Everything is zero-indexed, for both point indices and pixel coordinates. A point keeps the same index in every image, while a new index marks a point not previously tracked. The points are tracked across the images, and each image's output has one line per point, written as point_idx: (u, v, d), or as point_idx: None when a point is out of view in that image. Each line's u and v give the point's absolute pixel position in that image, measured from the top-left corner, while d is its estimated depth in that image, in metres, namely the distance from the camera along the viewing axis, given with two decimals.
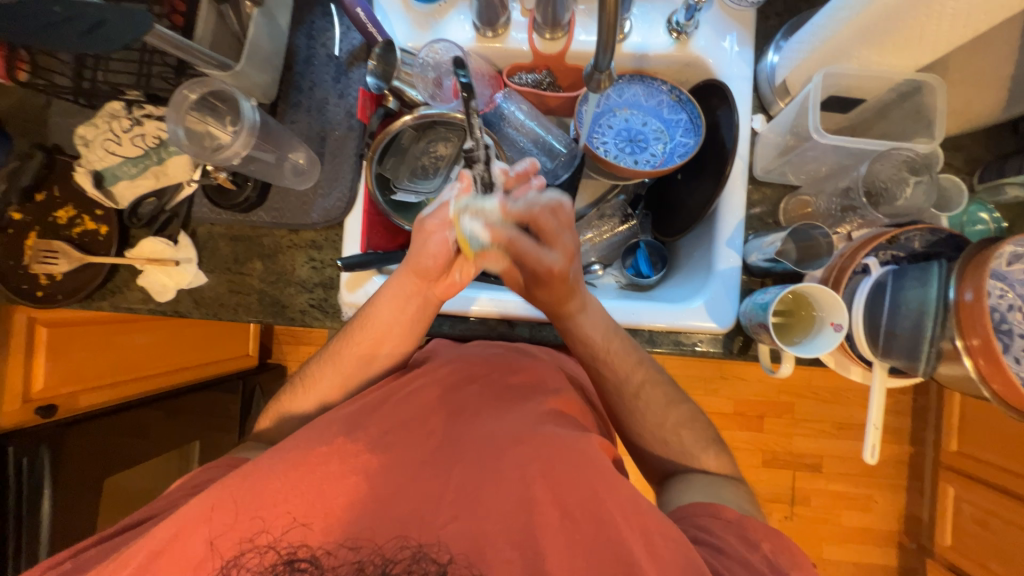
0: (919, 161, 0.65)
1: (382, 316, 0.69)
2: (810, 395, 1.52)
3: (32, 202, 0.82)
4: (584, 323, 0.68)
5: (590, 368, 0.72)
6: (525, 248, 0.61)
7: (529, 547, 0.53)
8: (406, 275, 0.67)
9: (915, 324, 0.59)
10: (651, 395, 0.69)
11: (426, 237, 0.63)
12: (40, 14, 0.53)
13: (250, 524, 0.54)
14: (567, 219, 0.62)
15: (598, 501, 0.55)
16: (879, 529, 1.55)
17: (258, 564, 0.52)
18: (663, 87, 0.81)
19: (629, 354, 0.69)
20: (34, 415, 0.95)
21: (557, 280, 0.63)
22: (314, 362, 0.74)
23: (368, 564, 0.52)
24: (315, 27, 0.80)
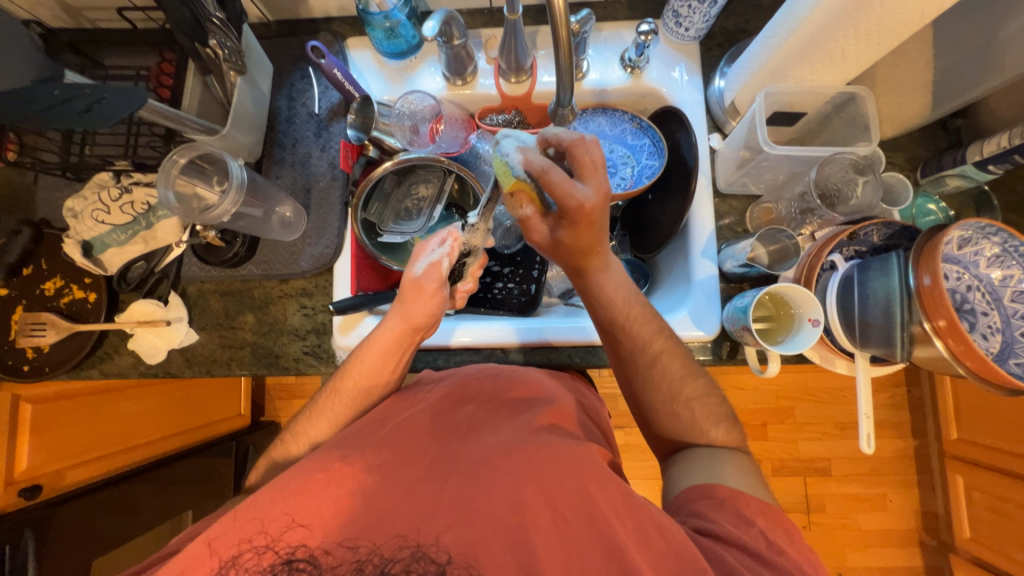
0: (863, 162, 0.71)
1: (369, 362, 0.69)
2: (808, 398, 1.54)
3: (19, 277, 0.83)
4: (606, 284, 0.67)
5: (607, 335, 0.71)
6: (557, 179, 0.56)
7: (530, 554, 0.52)
8: (397, 325, 0.68)
9: (885, 312, 0.61)
10: (667, 365, 0.69)
11: (421, 296, 0.67)
12: (42, 99, 0.56)
13: (249, 524, 0.53)
14: (601, 159, 0.58)
15: (599, 512, 0.54)
16: (898, 529, 1.53)
17: (256, 566, 0.50)
18: (624, 116, 0.87)
19: (648, 321, 0.69)
20: (18, 498, 0.91)
21: (589, 219, 0.58)
22: (302, 418, 0.72)
23: (368, 564, 0.51)
24: (295, 89, 0.86)
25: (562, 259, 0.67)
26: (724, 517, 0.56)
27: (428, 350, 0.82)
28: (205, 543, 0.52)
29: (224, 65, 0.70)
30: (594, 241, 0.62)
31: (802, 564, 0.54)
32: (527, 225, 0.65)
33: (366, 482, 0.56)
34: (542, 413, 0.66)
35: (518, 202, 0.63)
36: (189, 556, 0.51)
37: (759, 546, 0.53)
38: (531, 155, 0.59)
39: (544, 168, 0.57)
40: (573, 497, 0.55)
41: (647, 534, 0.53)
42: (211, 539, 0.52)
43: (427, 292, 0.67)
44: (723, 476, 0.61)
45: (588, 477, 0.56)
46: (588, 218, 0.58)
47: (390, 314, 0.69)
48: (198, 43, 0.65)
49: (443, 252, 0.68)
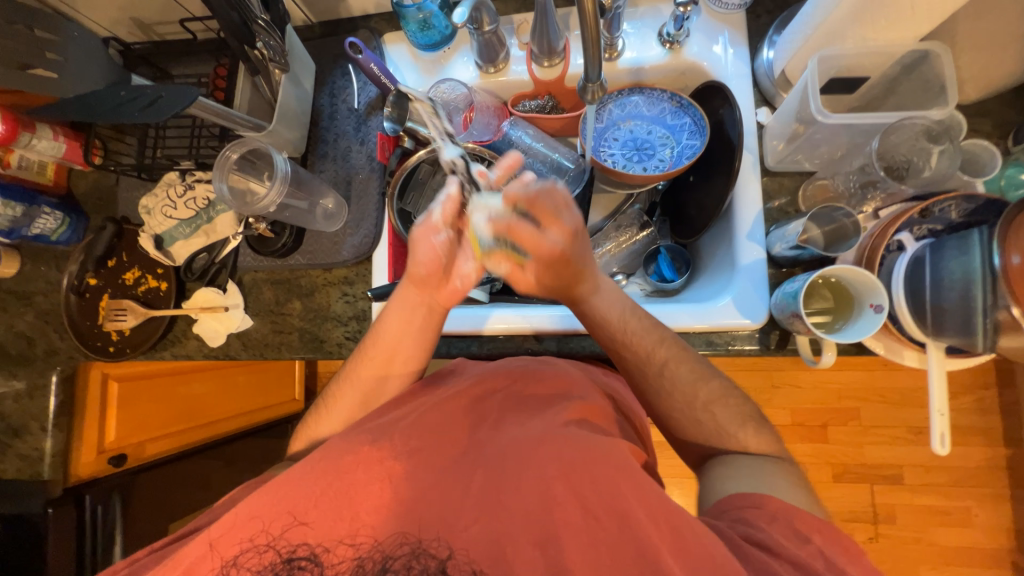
0: (937, 128, 0.64)
1: (389, 331, 0.72)
2: (876, 398, 1.40)
3: (104, 268, 0.93)
4: (599, 305, 0.68)
5: (611, 352, 0.70)
6: (525, 233, 0.61)
7: (559, 550, 0.52)
8: (411, 285, 0.71)
9: (962, 296, 0.54)
10: (676, 371, 0.66)
11: (416, 247, 0.67)
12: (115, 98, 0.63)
13: (281, 504, 0.56)
14: (563, 200, 0.61)
15: (623, 500, 0.53)
16: (986, 547, 1.36)
17: (258, 563, 0.54)
18: (663, 95, 0.82)
19: (649, 331, 0.68)
20: (107, 465, 1.02)
21: (563, 261, 0.63)
22: (331, 383, 0.77)
23: (368, 560, 0.54)
24: (336, 86, 0.89)
25: (550, 293, 0.69)
26: (771, 525, 0.52)
27: (461, 337, 0.83)
28: (247, 517, 0.56)
29: (269, 63, 0.74)
30: (577, 267, 0.65)
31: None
32: (512, 277, 0.68)
33: (396, 468, 0.58)
34: (572, 407, 0.64)
35: (494, 261, 0.66)
36: (230, 520, 0.56)
37: (806, 561, 0.49)
38: (499, 218, 0.60)
39: (509, 226, 0.60)
40: (605, 494, 0.54)
41: (684, 539, 0.50)
42: (255, 504, 0.56)
43: (422, 248, 0.67)
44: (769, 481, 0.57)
45: (620, 473, 0.55)
46: (559, 258, 0.63)
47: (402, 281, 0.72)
48: (246, 46, 0.70)
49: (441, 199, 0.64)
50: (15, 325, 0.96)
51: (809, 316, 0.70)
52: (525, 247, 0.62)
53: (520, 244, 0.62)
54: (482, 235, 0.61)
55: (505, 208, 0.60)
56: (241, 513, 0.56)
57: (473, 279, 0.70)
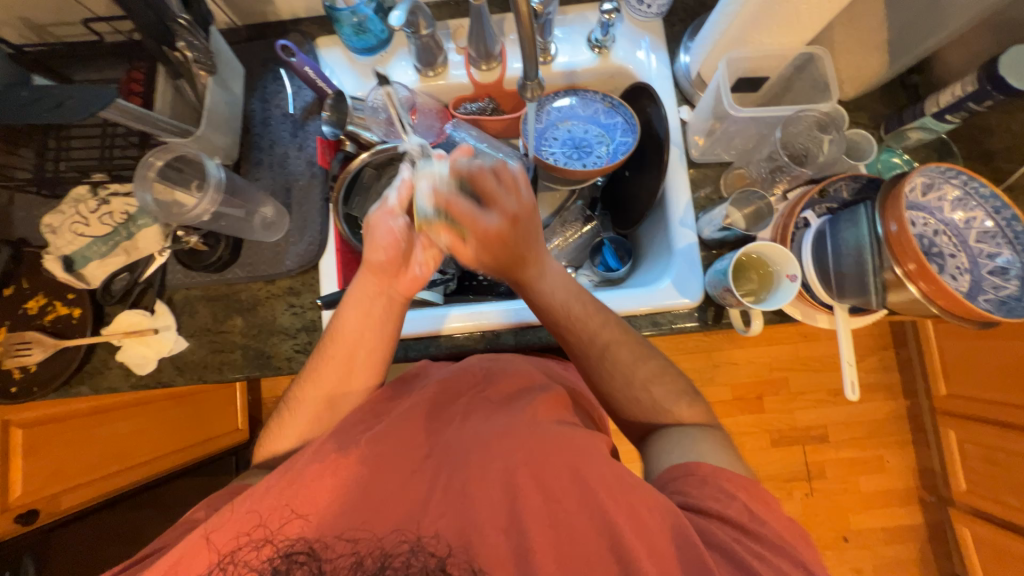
0: (825, 120, 0.73)
1: (348, 325, 0.70)
2: (800, 367, 1.56)
3: (0, 298, 0.82)
4: (545, 289, 0.69)
5: (558, 336, 0.72)
6: (462, 210, 0.60)
7: (522, 531, 0.54)
8: (366, 275, 0.69)
9: (857, 261, 0.64)
10: (618, 353, 0.69)
11: (373, 231, 0.66)
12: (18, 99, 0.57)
13: (246, 521, 0.54)
14: (510, 180, 0.61)
15: (582, 481, 0.56)
16: (898, 488, 1.56)
17: (256, 559, 0.53)
18: (596, 96, 0.88)
19: (592, 314, 0.69)
20: (14, 525, 0.90)
21: (501, 241, 0.61)
22: (292, 389, 0.73)
23: (368, 556, 0.54)
24: (268, 91, 0.86)
25: (497, 275, 0.69)
26: (712, 491, 0.57)
27: (419, 339, 0.82)
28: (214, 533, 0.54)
29: (194, 66, 0.71)
30: (519, 251, 0.63)
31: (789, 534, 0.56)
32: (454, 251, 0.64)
33: (362, 472, 0.57)
34: (541, 402, 0.66)
35: (437, 235, 0.63)
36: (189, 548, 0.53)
37: (742, 517, 0.56)
38: (441, 189, 0.59)
39: (449, 199, 0.59)
40: (563, 477, 0.57)
41: (638, 512, 0.54)
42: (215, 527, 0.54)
43: (375, 222, 0.66)
44: (710, 449, 0.62)
45: (580, 461, 0.57)
46: (496, 239, 0.61)
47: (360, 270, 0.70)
48: (166, 46, 0.67)
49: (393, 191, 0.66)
50: None
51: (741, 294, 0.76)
52: (461, 223, 0.60)
53: (459, 218, 0.60)
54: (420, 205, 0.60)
55: (450, 179, 0.60)
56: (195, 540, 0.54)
57: (433, 265, 0.70)
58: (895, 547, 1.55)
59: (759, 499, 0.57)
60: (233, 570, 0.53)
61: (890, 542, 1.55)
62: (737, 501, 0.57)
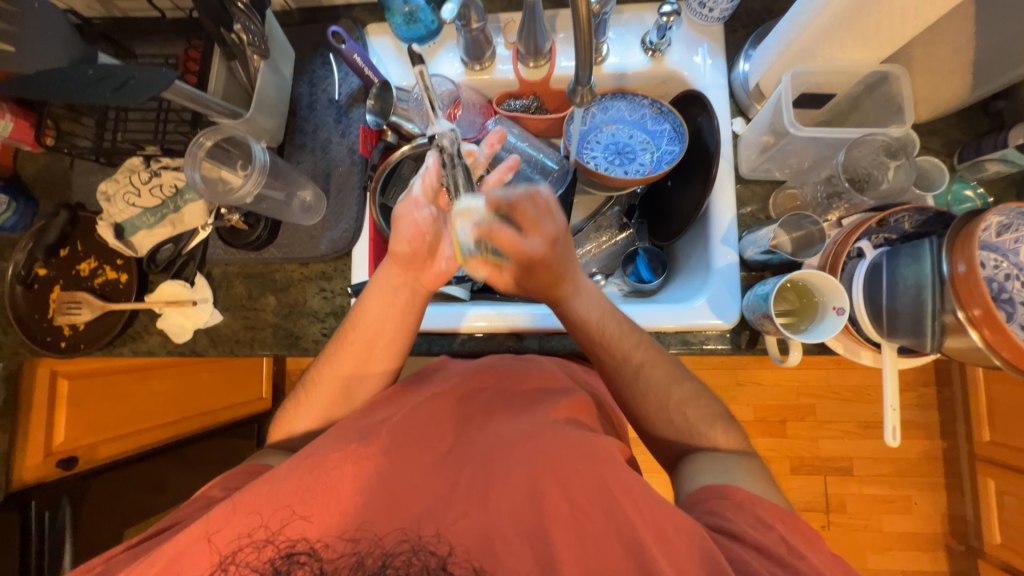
0: (895, 145, 0.69)
1: (371, 310, 0.71)
2: (830, 395, 1.50)
3: (56, 258, 0.87)
4: (580, 306, 0.70)
5: (589, 353, 0.72)
6: (506, 236, 0.65)
7: (540, 543, 0.53)
8: (389, 264, 0.70)
9: (915, 300, 0.59)
10: (651, 373, 0.69)
11: (398, 222, 0.67)
12: (80, 78, 0.59)
13: (262, 499, 0.54)
14: (546, 205, 0.66)
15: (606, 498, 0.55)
16: (924, 532, 1.48)
17: (256, 560, 0.52)
18: (644, 101, 0.85)
19: (627, 334, 0.70)
20: (57, 468, 0.96)
21: (542, 264, 0.67)
22: (314, 365, 0.75)
23: (368, 557, 0.52)
24: (316, 75, 0.87)
25: (535, 296, 0.73)
26: (742, 512, 0.55)
27: (444, 334, 0.82)
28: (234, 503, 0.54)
29: (248, 48, 0.72)
30: (558, 270, 0.68)
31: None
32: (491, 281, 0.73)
33: (382, 463, 0.58)
34: (561, 404, 0.65)
35: (476, 267, 0.69)
36: (214, 516, 0.54)
37: (780, 549, 0.52)
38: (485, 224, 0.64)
39: (492, 230, 0.65)
40: (589, 487, 0.55)
41: (668, 534, 0.52)
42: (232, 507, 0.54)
43: (405, 211, 0.66)
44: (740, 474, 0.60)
45: (605, 477, 0.56)
46: (540, 263, 0.67)
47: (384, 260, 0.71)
48: (223, 29, 0.67)
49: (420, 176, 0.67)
50: None
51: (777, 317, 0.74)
52: (506, 250, 0.66)
53: (501, 246, 0.66)
54: (463, 243, 0.65)
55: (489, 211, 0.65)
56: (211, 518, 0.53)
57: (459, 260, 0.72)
58: None
59: (789, 534, 0.55)
60: (233, 571, 0.52)
61: None
62: (763, 529, 0.54)
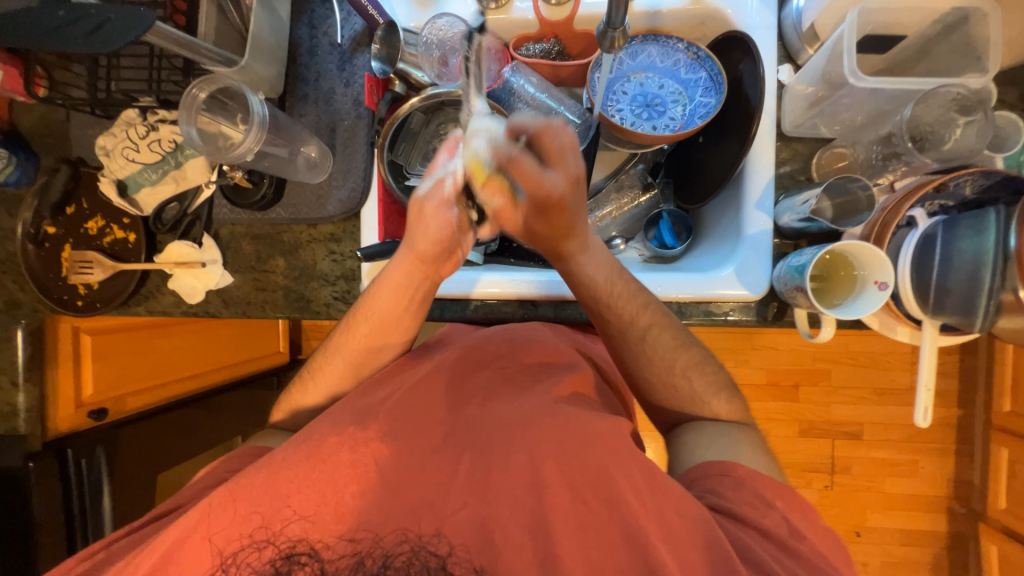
0: (971, 99, 0.60)
1: (382, 300, 0.68)
2: (848, 361, 1.46)
3: (63, 216, 0.85)
4: (586, 264, 0.65)
5: (594, 315, 0.69)
6: (526, 168, 0.56)
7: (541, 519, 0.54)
8: (404, 256, 0.66)
9: (970, 276, 0.54)
10: (658, 337, 0.67)
11: (425, 222, 0.63)
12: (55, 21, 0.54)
13: (267, 474, 0.55)
14: (573, 140, 0.57)
15: (609, 478, 0.56)
16: (929, 494, 1.49)
17: (257, 560, 0.53)
18: (679, 45, 0.76)
19: (635, 295, 0.66)
20: (88, 418, 0.99)
21: (557, 207, 0.58)
22: (319, 354, 0.75)
23: (369, 557, 0.53)
24: (316, 16, 0.80)
25: (539, 243, 0.66)
26: (749, 497, 0.55)
27: (456, 300, 0.80)
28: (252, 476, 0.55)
29: None
30: (571, 224, 0.61)
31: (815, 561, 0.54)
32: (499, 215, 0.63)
33: (390, 439, 0.58)
34: (562, 381, 0.65)
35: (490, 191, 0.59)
36: (232, 489, 0.56)
37: (782, 532, 0.53)
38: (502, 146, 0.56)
39: (511, 156, 0.56)
40: (591, 471, 0.56)
41: (667, 513, 0.53)
42: (244, 481, 0.56)
43: (433, 210, 0.63)
44: (748, 454, 0.60)
45: (611, 455, 0.56)
46: (557, 205, 0.58)
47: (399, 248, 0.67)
48: None
49: (450, 168, 0.61)
50: None
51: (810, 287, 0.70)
52: (523, 184, 0.57)
53: (518, 178, 0.57)
54: (483, 161, 0.56)
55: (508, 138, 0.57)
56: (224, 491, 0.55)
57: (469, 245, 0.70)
58: (909, 549, 1.51)
59: (795, 514, 0.55)
60: (234, 572, 0.53)
61: (906, 543, 1.51)
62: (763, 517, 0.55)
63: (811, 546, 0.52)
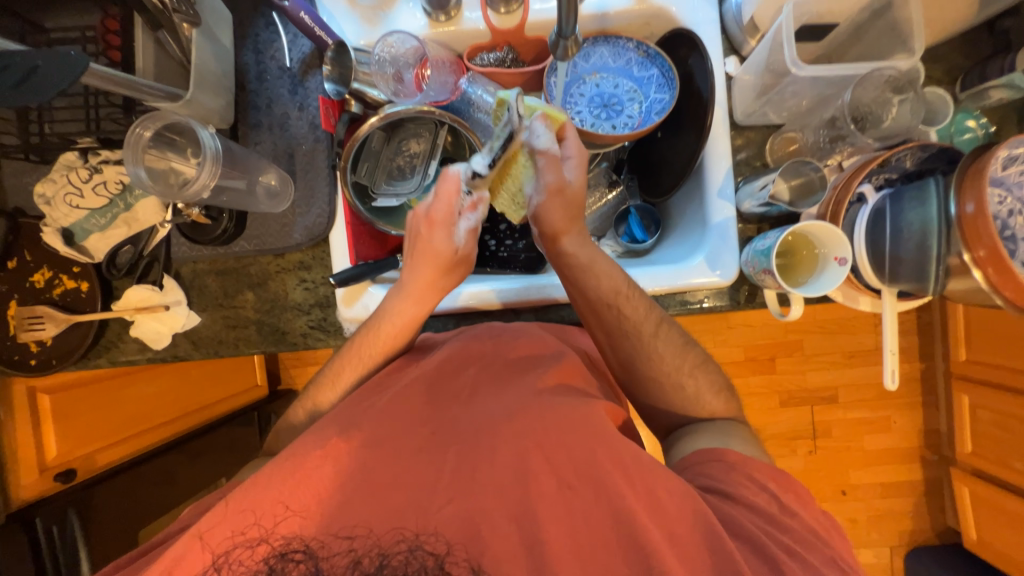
0: (902, 79, 0.64)
1: (394, 331, 0.69)
2: (818, 330, 1.53)
3: (5, 271, 0.80)
4: (598, 271, 0.66)
5: (596, 318, 0.68)
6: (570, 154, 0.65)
7: (535, 526, 0.53)
8: (429, 296, 0.69)
9: (919, 245, 0.58)
10: (668, 334, 0.68)
11: (458, 268, 0.69)
12: None
13: (237, 517, 0.52)
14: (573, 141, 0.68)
15: (600, 473, 0.56)
16: (903, 447, 1.58)
17: (250, 558, 0.50)
18: (629, 44, 0.78)
19: (642, 301, 0.68)
20: (55, 482, 0.93)
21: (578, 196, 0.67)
22: (311, 386, 0.73)
23: (365, 556, 0.51)
24: (260, 40, 0.77)
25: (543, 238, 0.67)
26: (737, 475, 0.58)
27: (436, 316, 0.80)
28: (228, 518, 0.52)
29: (173, 15, 0.62)
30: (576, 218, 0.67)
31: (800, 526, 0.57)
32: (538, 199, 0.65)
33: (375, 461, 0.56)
34: (551, 372, 0.65)
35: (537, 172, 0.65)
36: (205, 532, 0.52)
37: (768, 508, 0.56)
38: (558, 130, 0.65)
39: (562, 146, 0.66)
40: (581, 465, 0.56)
41: (657, 499, 0.54)
42: (216, 524, 0.52)
43: (466, 253, 0.68)
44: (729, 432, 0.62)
45: (601, 450, 0.57)
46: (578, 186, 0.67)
47: (416, 291, 0.67)
48: None
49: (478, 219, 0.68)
50: None
51: (797, 277, 0.70)
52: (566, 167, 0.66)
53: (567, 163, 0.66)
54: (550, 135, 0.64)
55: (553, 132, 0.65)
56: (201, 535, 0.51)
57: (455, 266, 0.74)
58: (891, 501, 1.59)
59: (775, 486, 0.58)
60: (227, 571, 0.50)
61: (888, 495, 1.59)
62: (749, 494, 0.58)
63: (791, 517, 0.56)
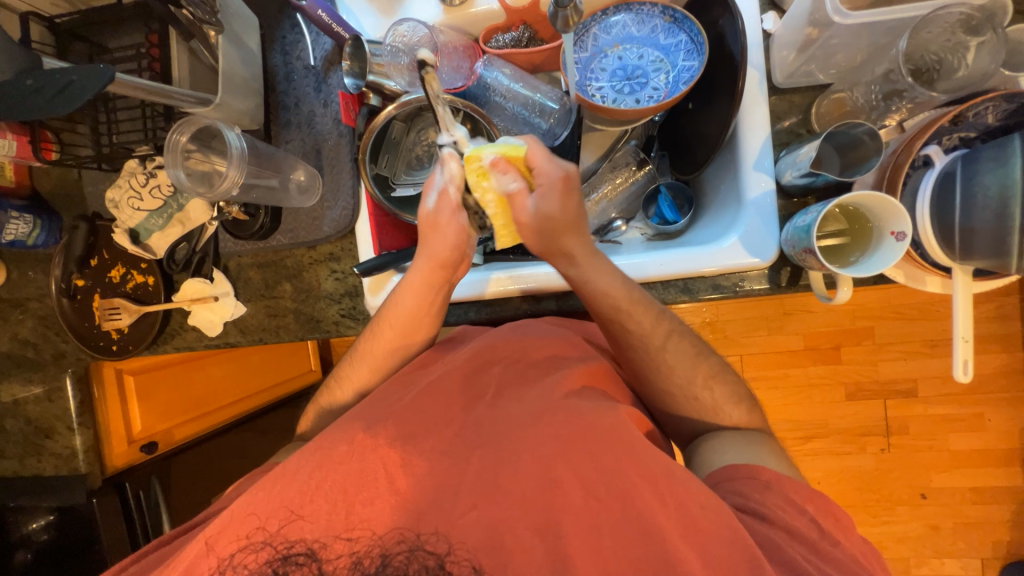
0: (977, 17, 0.55)
1: (404, 303, 0.70)
2: (890, 315, 1.37)
3: (89, 268, 0.91)
4: (604, 280, 0.64)
5: (609, 328, 0.67)
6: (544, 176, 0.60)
7: (557, 532, 0.53)
8: (424, 263, 0.67)
9: (998, 215, 0.49)
10: (688, 346, 0.66)
11: (441, 231, 0.65)
12: (19, 91, 0.56)
13: (267, 507, 0.55)
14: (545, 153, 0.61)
15: (621, 476, 0.54)
16: (997, 448, 1.39)
17: (254, 561, 0.53)
18: (654, 10, 0.72)
19: (650, 311, 0.65)
20: (141, 453, 1.05)
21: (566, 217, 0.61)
22: (345, 363, 0.77)
23: (365, 555, 0.52)
24: (287, 41, 0.81)
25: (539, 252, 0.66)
26: (769, 493, 0.55)
27: (459, 303, 0.80)
28: (259, 503, 0.55)
29: (202, 25, 0.66)
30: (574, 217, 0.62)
31: (847, 538, 0.53)
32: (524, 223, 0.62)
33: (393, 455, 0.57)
34: (573, 373, 0.64)
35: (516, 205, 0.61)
36: (235, 523, 0.55)
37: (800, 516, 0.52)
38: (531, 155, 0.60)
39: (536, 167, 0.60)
40: (600, 466, 0.55)
41: (684, 508, 0.52)
42: (246, 515, 0.55)
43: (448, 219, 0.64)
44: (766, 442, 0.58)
45: (620, 450, 0.55)
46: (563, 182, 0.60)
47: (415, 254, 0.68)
48: (172, 6, 0.63)
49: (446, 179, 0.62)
50: (19, 333, 0.97)
51: (850, 257, 0.63)
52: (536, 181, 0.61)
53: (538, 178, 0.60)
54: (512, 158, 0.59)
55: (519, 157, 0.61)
56: (234, 524, 0.55)
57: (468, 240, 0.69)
58: (983, 509, 1.41)
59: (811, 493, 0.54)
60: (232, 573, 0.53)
61: (978, 502, 1.41)
62: (787, 502, 0.55)
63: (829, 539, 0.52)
